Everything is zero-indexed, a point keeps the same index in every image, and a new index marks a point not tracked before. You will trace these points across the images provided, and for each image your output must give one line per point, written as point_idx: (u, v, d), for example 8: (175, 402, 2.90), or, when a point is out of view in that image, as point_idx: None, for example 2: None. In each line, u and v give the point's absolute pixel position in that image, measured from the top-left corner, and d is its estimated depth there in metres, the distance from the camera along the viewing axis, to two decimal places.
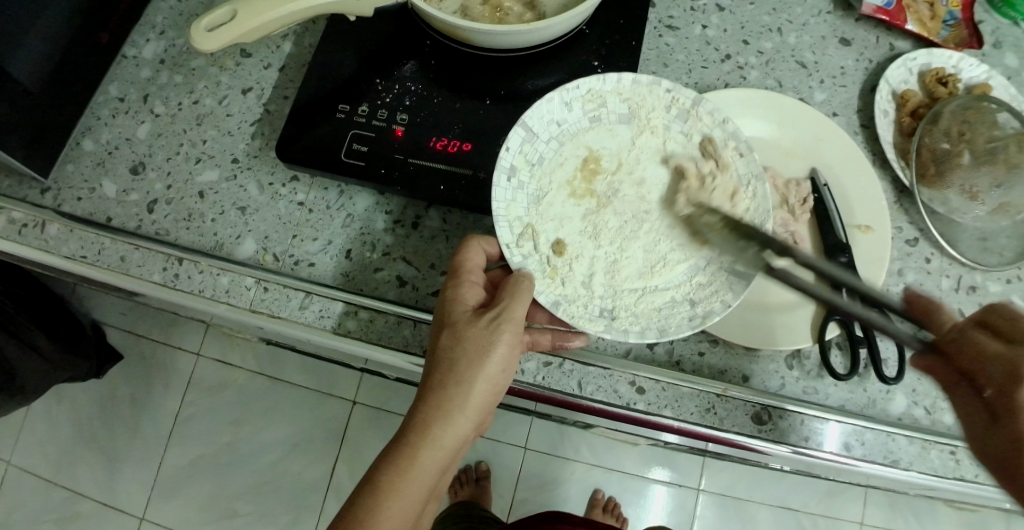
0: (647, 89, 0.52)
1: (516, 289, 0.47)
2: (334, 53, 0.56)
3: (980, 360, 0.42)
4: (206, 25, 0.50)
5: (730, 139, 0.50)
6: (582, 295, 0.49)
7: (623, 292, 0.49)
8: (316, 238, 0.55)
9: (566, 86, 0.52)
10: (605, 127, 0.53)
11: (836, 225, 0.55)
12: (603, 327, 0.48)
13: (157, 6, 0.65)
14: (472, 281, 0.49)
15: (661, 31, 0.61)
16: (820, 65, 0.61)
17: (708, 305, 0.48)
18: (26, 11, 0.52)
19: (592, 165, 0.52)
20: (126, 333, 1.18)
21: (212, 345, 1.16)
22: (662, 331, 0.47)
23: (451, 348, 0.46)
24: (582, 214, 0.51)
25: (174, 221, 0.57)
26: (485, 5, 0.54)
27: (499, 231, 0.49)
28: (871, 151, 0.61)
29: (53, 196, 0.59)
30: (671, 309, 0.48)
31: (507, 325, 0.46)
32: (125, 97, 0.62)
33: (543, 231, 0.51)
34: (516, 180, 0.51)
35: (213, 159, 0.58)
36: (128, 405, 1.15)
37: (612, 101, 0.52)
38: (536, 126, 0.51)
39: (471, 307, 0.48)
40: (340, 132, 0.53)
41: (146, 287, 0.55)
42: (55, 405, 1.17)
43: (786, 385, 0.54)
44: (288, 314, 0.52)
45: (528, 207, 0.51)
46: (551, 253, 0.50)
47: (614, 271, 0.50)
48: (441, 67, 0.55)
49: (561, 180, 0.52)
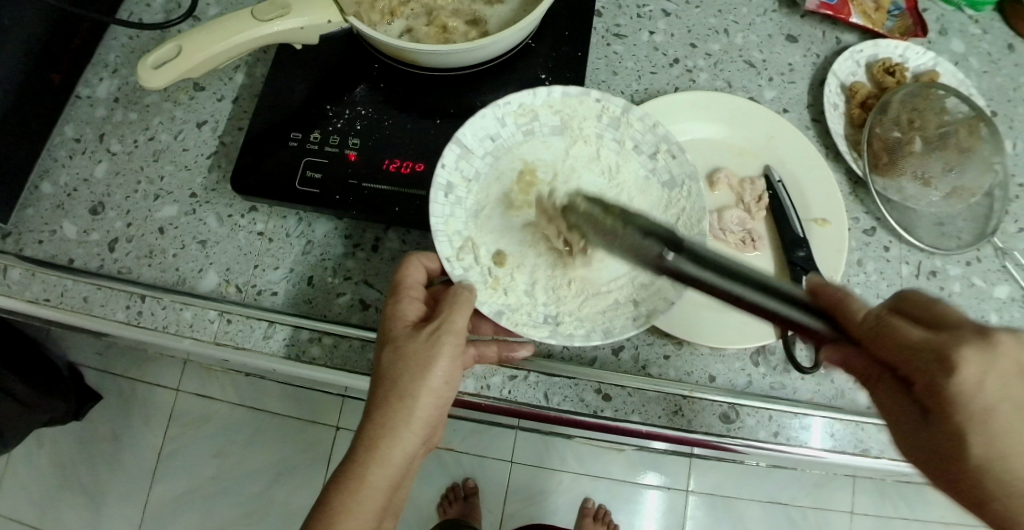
0: (578, 100, 0.54)
1: (455, 300, 0.47)
2: (284, 82, 0.56)
3: (899, 347, 0.39)
4: (152, 61, 0.50)
5: (661, 142, 0.53)
6: (526, 304, 0.50)
7: (566, 294, 0.50)
8: (277, 266, 0.55)
9: (498, 102, 0.54)
10: (538, 139, 0.55)
11: (792, 220, 0.56)
12: (548, 332, 0.48)
13: (109, 44, 0.65)
14: (412, 296, 0.49)
15: (609, 39, 0.61)
16: (768, 63, 0.62)
17: (653, 303, 0.49)
18: None
19: (528, 176, 0.54)
20: (107, 369, 1.17)
21: (190, 378, 1.16)
22: (608, 332, 0.48)
23: (393, 364, 0.46)
24: (521, 225, 0.53)
25: (135, 258, 0.57)
26: (430, 26, 0.54)
27: (438, 246, 0.49)
28: (824, 145, 0.61)
29: (14, 240, 0.59)
30: (615, 310, 0.50)
31: (447, 337, 0.47)
32: (81, 137, 0.62)
33: (483, 242, 0.52)
34: (453, 197, 0.52)
35: (172, 194, 0.58)
36: (112, 441, 1.14)
37: (544, 114, 0.54)
38: (470, 142, 0.52)
39: (411, 322, 0.48)
40: (294, 160, 0.53)
41: (110, 325, 0.55)
42: (38, 447, 1.16)
43: (753, 381, 0.55)
44: (252, 344, 0.52)
45: (466, 222, 0.52)
46: (492, 264, 0.51)
47: (556, 281, 0.51)
48: (391, 90, 0.56)
49: (498, 194, 0.53)
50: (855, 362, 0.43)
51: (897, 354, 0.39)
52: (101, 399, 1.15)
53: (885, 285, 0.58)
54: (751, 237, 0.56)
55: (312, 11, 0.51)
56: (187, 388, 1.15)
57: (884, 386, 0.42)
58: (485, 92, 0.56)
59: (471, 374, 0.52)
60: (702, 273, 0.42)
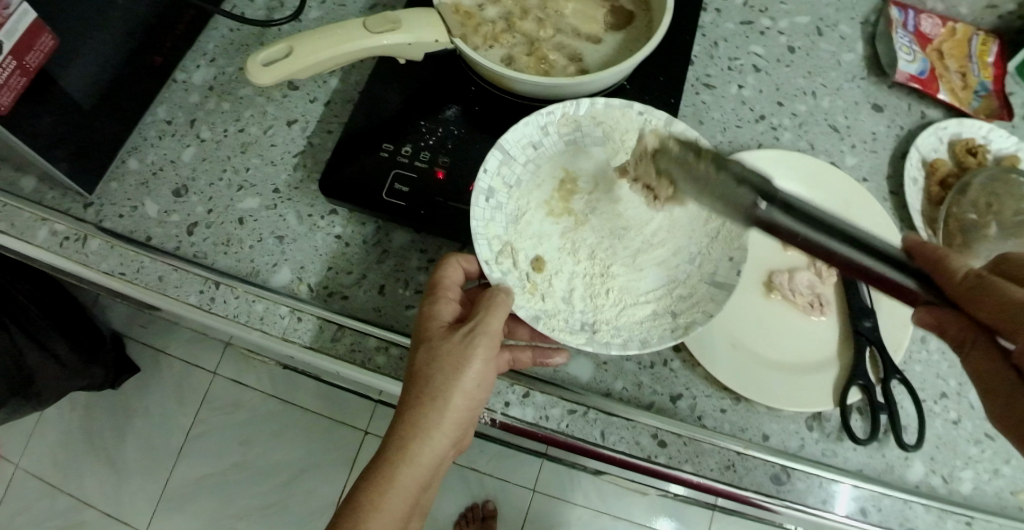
0: (620, 112, 0.55)
1: (492, 302, 0.48)
2: (380, 92, 0.58)
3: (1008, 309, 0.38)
4: (261, 60, 0.50)
5: None
6: (562, 310, 0.51)
7: (603, 304, 0.52)
8: (351, 271, 0.57)
9: (542, 111, 0.55)
10: (580, 149, 0.56)
11: (862, 289, 0.57)
12: (585, 339, 0.49)
13: (210, 33, 0.67)
14: (449, 296, 0.50)
15: (698, 88, 0.62)
16: (852, 130, 0.63)
17: (690, 314, 0.50)
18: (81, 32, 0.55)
19: (568, 185, 0.56)
20: (144, 344, 1.19)
21: (229, 362, 1.18)
22: (644, 342, 0.49)
23: (427, 362, 0.47)
24: (560, 230, 0.55)
25: (212, 245, 0.58)
26: (531, 56, 0.55)
27: (478, 249, 0.50)
28: (899, 218, 0.61)
29: (95, 211, 0.61)
30: (654, 321, 0.50)
31: (483, 338, 0.47)
32: (172, 120, 0.64)
33: (521, 248, 0.53)
34: (494, 201, 0.53)
35: (255, 187, 0.60)
36: (140, 412, 1.17)
37: (587, 125, 0.56)
38: (513, 149, 0.54)
39: (447, 322, 0.49)
40: (383, 170, 0.54)
41: (180, 307, 0.56)
42: (68, 411, 1.18)
43: (805, 446, 0.55)
44: (320, 346, 0.54)
45: (506, 226, 0.53)
46: (530, 270, 0.52)
47: (593, 289, 0.52)
48: (484, 113, 0.57)
49: (540, 199, 0.55)
50: (949, 328, 0.41)
51: (1002, 313, 0.38)
52: (137, 372, 1.18)
53: (946, 365, 0.59)
54: (819, 302, 0.57)
55: (422, 29, 0.52)
56: (224, 372, 1.18)
57: (977, 354, 0.41)
58: None
59: (531, 403, 0.52)
60: (797, 227, 0.42)
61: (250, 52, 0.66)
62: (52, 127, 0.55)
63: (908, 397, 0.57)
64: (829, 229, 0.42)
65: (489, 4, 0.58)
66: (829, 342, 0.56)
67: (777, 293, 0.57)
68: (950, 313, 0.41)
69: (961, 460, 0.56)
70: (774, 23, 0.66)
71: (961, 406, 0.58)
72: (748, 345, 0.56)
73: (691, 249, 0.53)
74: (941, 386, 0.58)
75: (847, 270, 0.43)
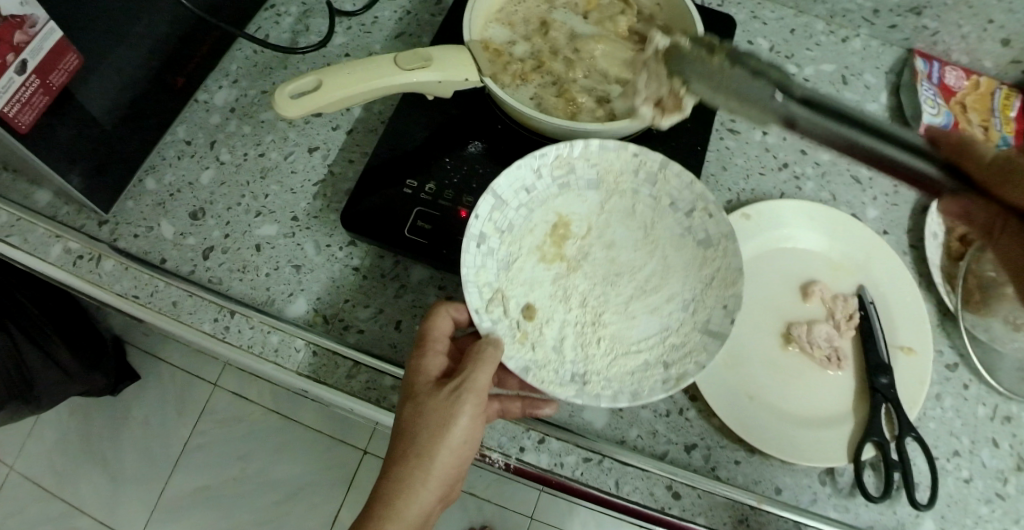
0: (614, 155, 0.55)
1: (479, 357, 0.47)
2: (405, 124, 0.58)
3: None
4: (289, 91, 0.49)
5: (700, 199, 0.53)
6: (552, 361, 0.50)
7: (593, 353, 0.50)
8: (368, 305, 0.56)
9: (535, 153, 0.54)
10: (574, 192, 0.56)
11: (880, 344, 0.56)
12: (575, 392, 0.48)
13: (233, 54, 0.66)
14: (437, 350, 0.50)
15: (724, 133, 0.64)
16: (874, 181, 0.64)
17: (682, 366, 0.49)
18: (101, 46, 0.54)
19: (561, 229, 0.55)
20: (147, 354, 1.25)
21: (230, 377, 1.23)
22: (635, 395, 0.48)
23: (412, 419, 0.47)
24: (552, 277, 0.54)
25: (227, 270, 0.58)
26: (559, 97, 0.56)
27: (468, 297, 0.49)
28: (917, 272, 0.62)
29: (109, 229, 0.60)
30: (644, 373, 0.49)
31: (470, 394, 0.47)
32: (192, 141, 0.63)
33: (511, 295, 0.52)
34: (486, 247, 0.52)
35: (273, 214, 0.60)
36: (142, 422, 1.22)
37: (581, 167, 0.55)
38: (505, 193, 0.53)
39: (434, 376, 0.49)
40: (406, 207, 0.54)
41: (193, 334, 0.55)
42: (66, 416, 1.23)
43: (817, 501, 0.54)
44: (335, 382, 0.53)
45: (497, 273, 0.52)
46: (520, 318, 0.51)
47: (584, 338, 0.51)
48: (510, 152, 0.57)
49: (532, 244, 0.54)
50: (976, 214, 0.45)
51: None
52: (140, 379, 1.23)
53: (959, 423, 0.58)
54: (837, 355, 0.57)
55: (453, 66, 0.51)
56: (225, 385, 1.23)
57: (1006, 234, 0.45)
58: None
59: (546, 449, 0.52)
60: (816, 120, 0.43)
61: (273, 75, 0.65)
62: (69, 143, 0.54)
63: (921, 454, 0.56)
64: (847, 120, 0.43)
65: (519, 41, 0.59)
66: (844, 397, 0.56)
67: (794, 345, 0.57)
68: (976, 200, 0.44)
69: (971, 519, 0.55)
70: (799, 70, 0.67)
71: (973, 465, 0.57)
72: (765, 398, 0.55)
73: (686, 296, 0.52)
74: (954, 444, 0.57)
75: (873, 165, 0.43)
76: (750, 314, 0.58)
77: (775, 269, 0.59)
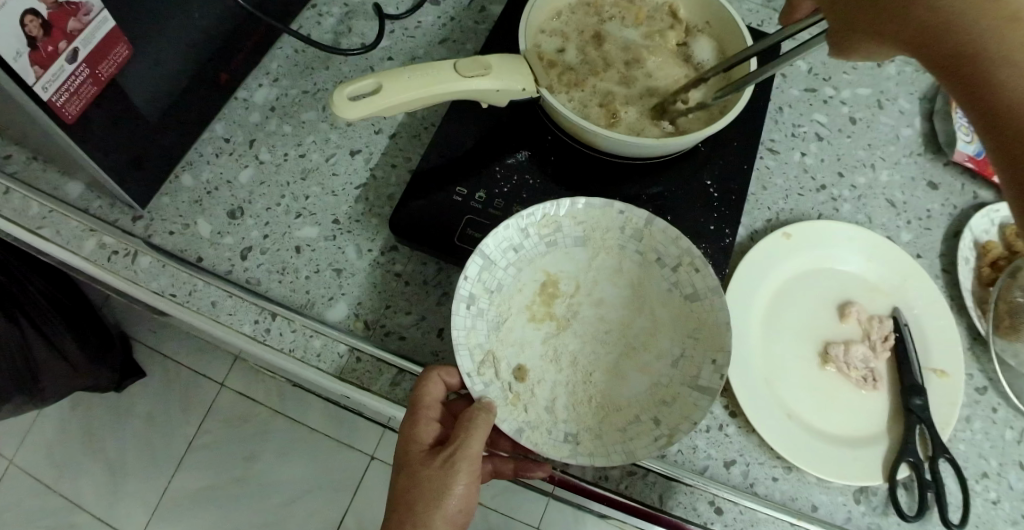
0: (601, 212, 0.55)
1: (471, 425, 0.47)
2: (459, 133, 0.60)
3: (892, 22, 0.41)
4: (349, 92, 0.48)
5: (685, 255, 0.53)
6: (546, 421, 0.50)
7: (585, 400, 0.51)
8: (409, 311, 0.56)
9: (522, 213, 0.55)
10: (561, 250, 0.56)
11: (914, 366, 0.56)
12: (569, 452, 0.48)
13: (274, 53, 0.67)
14: (429, 416, 0.50)
15: (764, 152, 0.66)
16: (908, 206, 0.65)
17: (674, 422, 0.49)
18: (144, 36, 0.52)
19: (550, 288, 0.55)
20: (153, 350, 1.25)
21: (236, 375, 1.23)
22: (630, 454, 0.48)
23: (407, 490, 0.47)
24: (541, 337, 0.54)
25: (266, 271, 0.57)
26: (610, 111, 0.57)
27: (461, 362, 0.49)
28: (949, 296, 0.63)
29: (144, 225, 0.59)
30: (637, 428, 0.50)
31: (463, 463, 0.47)
32: (230, 138, 0.63)
33: (503, 356, 0.52)
34: (475, 308, 0.52)
35: (314, 216, 0.59)
36: (145, 418, 1.22)
37: (567, 225, 0.55)
38: (494, 253, 0.53)
39: (428, 444, 0.49)
40: (456, 214, 0.56)
41: (232, 336, 0.54)
42: (69, 409, 1.24)
43: (852, 518, 0.54)
44: (378, 388, 0.53)
45: (489, 333, 0.52)
46: (512, 379, 0.51)
47: (576, 397, 0.52)
48: (560, 163, 0.60)
49: (521, 304, 0.54)
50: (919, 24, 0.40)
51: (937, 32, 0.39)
52: (143, 376, 1.23)
53: (988, 446, 0.57)
54: (873, 376, 0.57)
55: (511, 76, 0.52)
56: (232, 384, 1.23)
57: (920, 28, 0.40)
58: (637, 184, 0.59)
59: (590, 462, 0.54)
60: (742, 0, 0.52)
61: (314, 76, 0.66)
62: (103, 136, 0.51)
63: (952, 474, 0.55)
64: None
65: (572, 52, 0.61)
66: (881, 416, 0.56)
67: (831, 365, 0.57)
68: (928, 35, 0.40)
69: None
70: (836, 92, 0.70)
71: (1001, 487, 0.56)
72: (805, 416, 0.55)
73: (674, 352, 0.53)
74: (982, 466, 0.56)
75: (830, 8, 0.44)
76: (790, 334, 0.58)
77: (812, 290, 0.60)
